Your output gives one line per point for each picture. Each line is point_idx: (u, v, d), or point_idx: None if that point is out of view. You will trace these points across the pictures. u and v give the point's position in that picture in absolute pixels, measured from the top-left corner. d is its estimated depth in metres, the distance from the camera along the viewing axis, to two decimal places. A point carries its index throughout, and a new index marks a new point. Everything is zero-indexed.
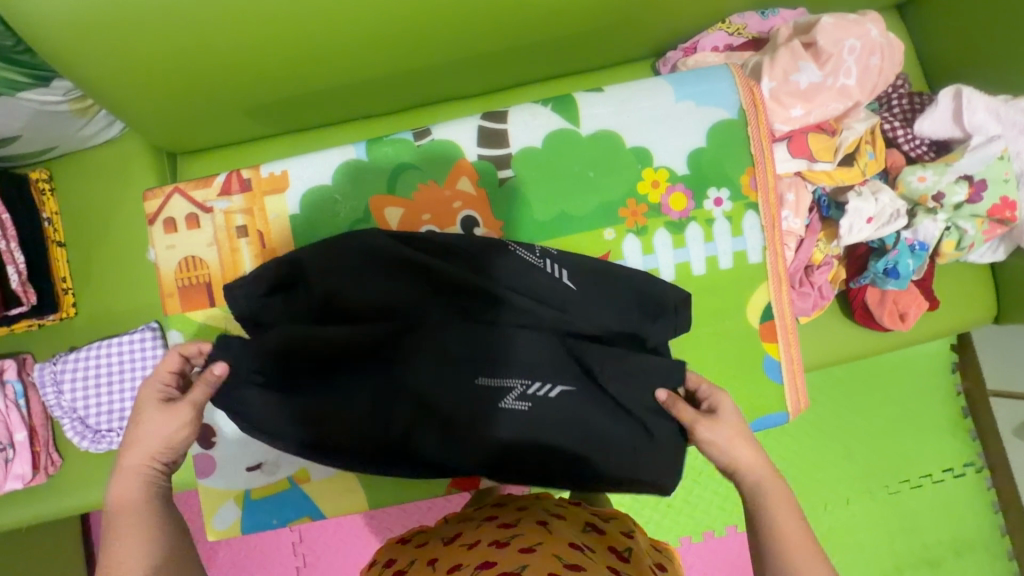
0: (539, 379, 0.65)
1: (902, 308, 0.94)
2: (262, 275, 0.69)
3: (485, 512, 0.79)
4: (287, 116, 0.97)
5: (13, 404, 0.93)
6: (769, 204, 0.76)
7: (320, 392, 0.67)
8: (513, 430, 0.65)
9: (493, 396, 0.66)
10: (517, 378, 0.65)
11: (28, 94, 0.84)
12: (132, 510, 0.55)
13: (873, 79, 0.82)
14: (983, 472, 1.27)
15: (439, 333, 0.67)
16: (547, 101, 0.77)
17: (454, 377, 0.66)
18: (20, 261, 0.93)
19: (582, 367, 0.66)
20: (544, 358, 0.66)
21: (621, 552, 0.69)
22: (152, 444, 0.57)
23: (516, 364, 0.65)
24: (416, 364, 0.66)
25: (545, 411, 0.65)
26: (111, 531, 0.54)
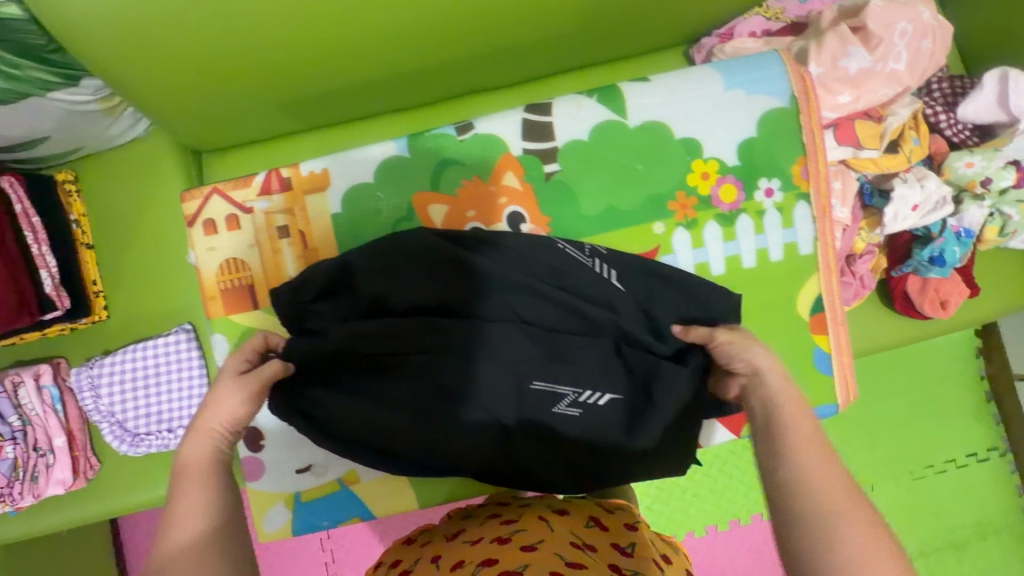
0: (589, 387, 0.65)
1: (943, 295, 0.92)
2: (310, 277, 0.69)
3: (491, 506, 0.77)
4: (316, 113, 0.94)
5: (50, 409, 0.92)
6: (821, 194, 0.75)
7: (362, 395, 0.66)
8: (557, 436, 0.66)
9: (544, 403, 0.65)
10: (570, 386, 0.65)
11: (59, 94, 0.82)
12: (200, 466, 0.55)
13: (924, 63, 0.81)
14: (1006, 456, 1.27)
15: (492, 339, 0.66)
16: (592, 91, 0.76)
17: (508, 381, 0.65)
18: (52, 264, 0.91)
19: (629, 377, 0.66)
20: (596, 365, 0.66)
21: (625, 548, 0.67)
22: (227, 408, 0.58)
23: (570, 372, 0.65)
24: (474, 370, 0.65)
25: (593, 418, 0.65)
26: (180, 484, 0.53)
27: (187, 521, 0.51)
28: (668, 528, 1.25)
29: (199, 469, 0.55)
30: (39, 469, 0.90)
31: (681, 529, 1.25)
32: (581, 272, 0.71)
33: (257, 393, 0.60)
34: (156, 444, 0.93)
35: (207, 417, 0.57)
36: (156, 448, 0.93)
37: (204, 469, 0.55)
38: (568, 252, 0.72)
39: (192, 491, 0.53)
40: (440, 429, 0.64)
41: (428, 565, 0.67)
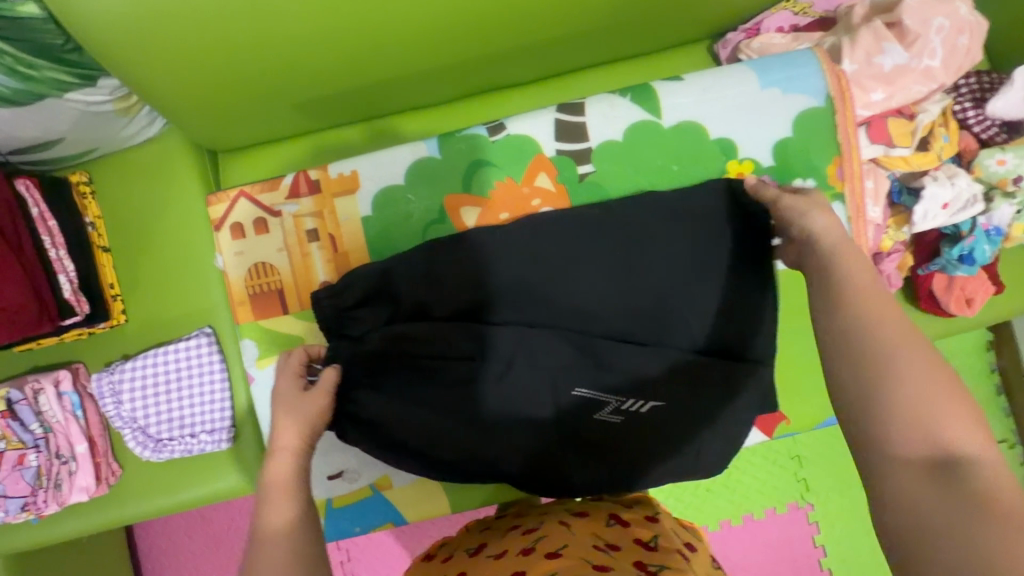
0: (634, 396, 0.67)
1: (969, 293, 0.91)
2: (347, 284, 0.70)
3: (509, 520, 0.75)
4: (334, 112, 0.92)
5: (71, 415, 0.91)
6: (857, 195, 0.75)
7: (408, 401, 0.68)
8: (601, 438, 0.70)
9: (587, 409, 0.68)
10: (613, 395, 0.67)
11: (74, 95, 0.80)
12: (289, 488, 0.55)
13: (959, 59, 0.81)
14: (1016, 448, 1.26)
15: (539, 345, 0.68)
16: (626, 91, 0.76)
17: (549, 387, 0.68)
18: (71, 269, 0.89)
19: (677, 384, 0.67)
20: (640, 374, 0.67)
21: (648, 541, 0.64)
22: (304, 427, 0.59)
23: (618, 377, 0.67)
24: (517, 376, 0.68)
25: (635, 423, 0.68)
26: (269, 501, 0.54)
27: (285, 538, 0.52)
28: None
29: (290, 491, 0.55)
30: (62, 477, 0.89)
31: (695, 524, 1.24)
32: (635, 270, 0.70)
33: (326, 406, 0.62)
34: (178, 449, 0.92)
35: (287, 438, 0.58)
36: (179, 454, 0.92)
37: (294, 491, 0.55)
38: (616, 251, 0.71)
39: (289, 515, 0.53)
40: (491, 433, 0.69)
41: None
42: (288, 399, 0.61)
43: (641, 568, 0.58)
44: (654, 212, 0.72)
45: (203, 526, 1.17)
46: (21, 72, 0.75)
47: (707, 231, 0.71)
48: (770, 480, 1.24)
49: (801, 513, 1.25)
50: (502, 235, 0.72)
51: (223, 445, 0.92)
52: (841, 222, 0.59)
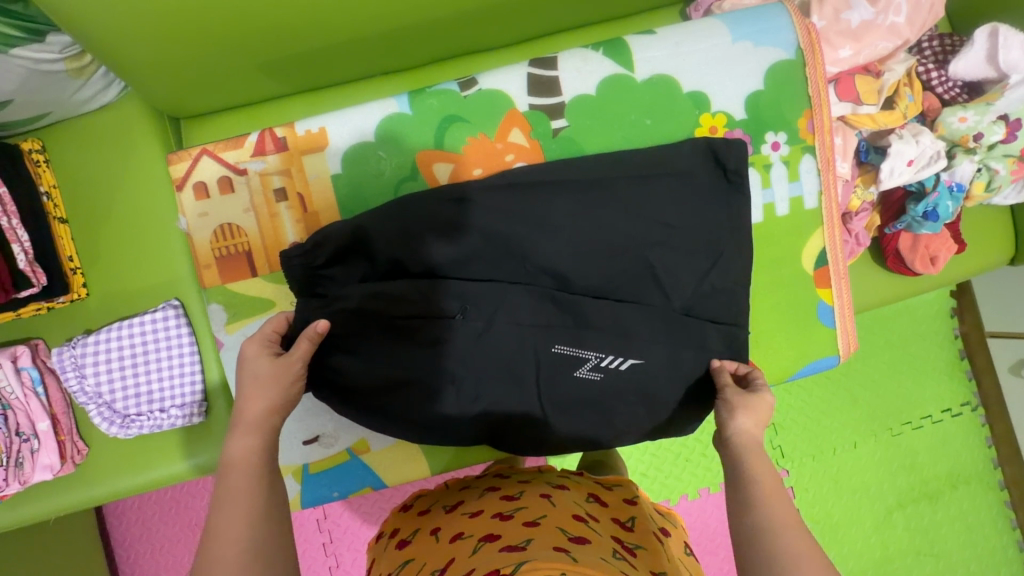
0: (612, 352, 0.68)
1: (933, 252, 0.94)
2: (320, 241, 0.69)
3: (487, 482, 0.78)
4: (302, 75, 0.89)
5: (31, 392, 0.87)
6: (825, 147, 0.78)
7: (385, 359, 0.68)
8: (581, 397, 0.69)
9: (567, 367, 0.68)
10: (593, 351, 0.67)
11: (22, 51, 0.76)
12: (246, 467, 0.58)
13: (922, 16, 0.83)
14: (977, 410, 1.31)
15: (521, 301, 0.68)
16: (598, 45, 0.77)
17: (530, 345, 0.67)
18: (25, 239, 0.85)
19: (651, 340, 0.68)
20: (618, 331, 0.68)
21: (626, 522, 0.70)
22: (265, 402, 0.61)
23: (595, 335, 0.67)
24: (496, 334, 0.67)
25: (614, 380, 0.69)
26: (223, 480, 0.57)
27: (226, 533, 0.53)
28: (661, 492, 1.25)
29: (247, 469, 0.57)
30: (23, 455, 0.86)
31: (674, 492, 1.25)
32: (614, 227, 0.70)
33: (300, 372, 0.63)
34: (147, 425, 0.89)
35: (247, 412, 0.60)
36: (147, 429, 0.89)
37: (251, 467, 0.58)
38: (596, 206, 0.70)
39: (237, 502, 0.55)
40: (470, 390, 0.68)
41: (428, 536, 0.69)
42: (260, 370, 0.62)
43: (620, 543, 0.64)
44: (631, 170, 0.72)
45: (178, 512, 1.14)
46: None
47: (684, 186, 0.72)
48: None
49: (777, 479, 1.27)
50: (481, 191, 0.70)
51: (194, 420, 0.89)
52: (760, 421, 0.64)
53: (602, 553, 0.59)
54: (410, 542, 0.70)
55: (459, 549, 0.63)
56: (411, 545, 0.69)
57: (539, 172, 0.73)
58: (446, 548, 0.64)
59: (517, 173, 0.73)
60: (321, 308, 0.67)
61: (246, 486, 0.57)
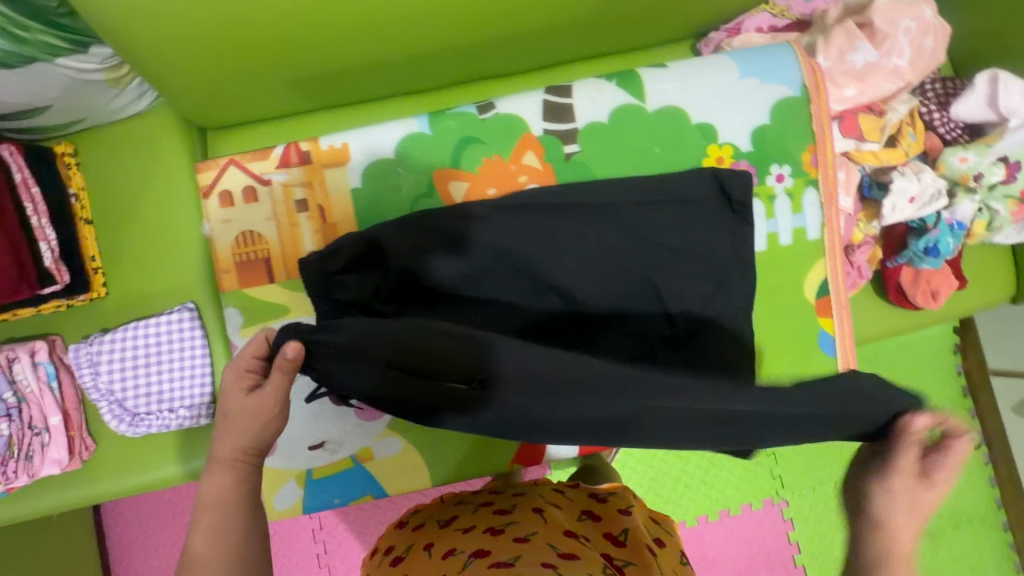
0: (706, 394, 0.44)
1: (934, 287, 0.95)
2: (333, 249, 0.67)
3: (482, 496, 0.79)
4: (326, 92, 0.93)
5: (46, 386, 0.89)
6: (829, 181, 0.80)
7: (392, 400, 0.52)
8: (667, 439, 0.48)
9: (629, 443, 0.51)
10: (682, 436, 0.48)
11: (66, 61, 0.80)
12: (220, 508, 0.58)
13: (925, 60, 0.86)
14: (980, 448, 1.31)
15: (565, 357, 0.45)
16: (611, 76, 0.81)
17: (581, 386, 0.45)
18: (52, 237, 0.88)
19: (774, 415, 0.46)
20: (710, 417, 0.46)
21: (618, 537, 0.71)
22: (241, 441, 0.59)
23: (680, 409, 0.45)
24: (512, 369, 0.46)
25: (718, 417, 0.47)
26: (198, 519, 0.58)
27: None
28: None
29: (217, 514, 0.58)
30: (34, 448, 0.87)
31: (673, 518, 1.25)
32: (621, 250, 0.71)
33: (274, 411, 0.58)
34: (156, 424, 0.91)
35: (223, 450, 0.59)
36: (156, 428, 0.91)
37: (222, 512, 0.58)
38: (601, 229, 0.72)
39: (209, 546, 0.57)
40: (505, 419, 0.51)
41: (420, 553, 0.69)
42: (233, 408, 0.59)
43: (609, 561, 0.65)
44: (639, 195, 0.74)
45: (177, 516, 1.14)
46: (12, 32, 0.75)
47: (688, 212, 0.74)
48: (743, 473, 1.26)
49: (776, 509, 1.27)
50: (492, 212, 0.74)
51: (201, 421, 0.92)
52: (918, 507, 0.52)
53: (592, 570, 0.60)
54: (403, 560, 0.70)
55: (449, 566, 0.64)
56: (405, 562, 0.70)
57: (552, 194, 0.75)
58: (437, 566, 0.65)
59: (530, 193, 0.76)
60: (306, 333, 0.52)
61: (219, 527, 0.58)
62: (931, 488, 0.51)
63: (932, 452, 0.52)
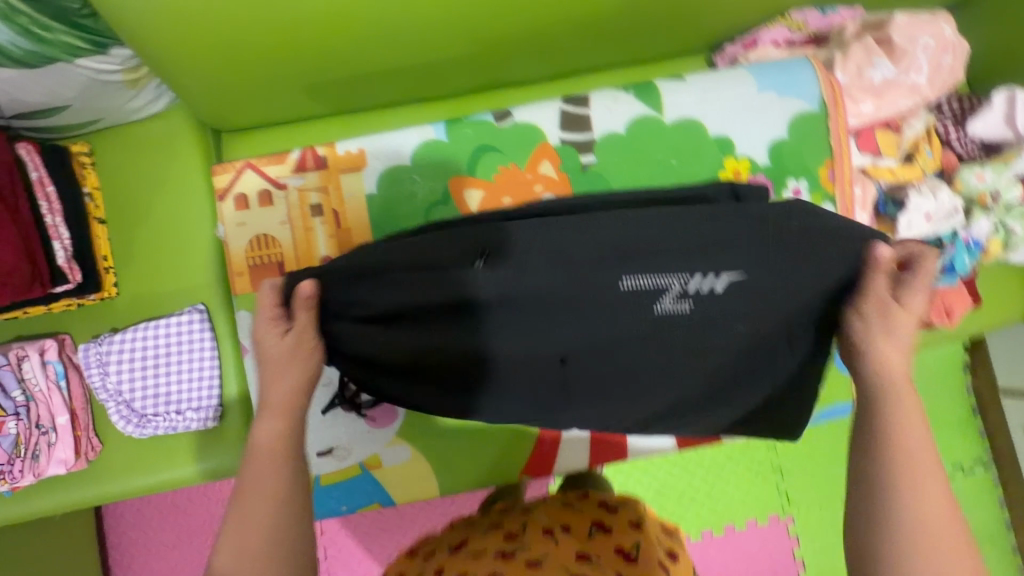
0: (703, 269, 0.49)
1: (948, 303, 0.94)
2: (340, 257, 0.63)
3: (491, 518, 0.78)
4: (342, 97, 0.93)
5: (54, 386, 0.89)
6: (846, 197, 0.79)
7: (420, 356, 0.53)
8: (672, 339, 0.51)
9: (636, 307, 0.50)
10: (676, 274, 0.49)
11: (85, 62, 0.81)
12: (269, 459, 0.53)
13: (942, 77, 0.86)
14: (989, 468, 1.29)
15: (565, 274, 0.49)
16: (629, 88, 0.81)
17: (581, 291, 0.49)
18: (65, 236, 0.88)
19: (765, 248, 0.49)
20: (697, 240, 0.49)
21: (630, 553, 0.68)
22: (288, 387, 0.54)
23: (677, 296, 0.50)
24: (520, 287, 0.49)
25: (713, 307, 0.51)
26: (245, 472, 0.53)
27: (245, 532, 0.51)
28: None
29: (275, 462, 0.53)
30: (40, 448, 0.87)
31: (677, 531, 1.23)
32: None
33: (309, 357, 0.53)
34: (163, 425, 0.90)
35: (271, 396, 0.54)
36: (163, 430, 0.90)
37: (269, 463, 0.53)
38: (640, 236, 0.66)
39: (259, 496, 0.52)
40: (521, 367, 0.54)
41: None
42: (272, 352, 0.53)
43: None
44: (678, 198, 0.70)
45: (178, 518, 1.14)
46: (35, 33, 0.76)
47: None
48: (749, 487, 1.25)
49: (782, 526, 1.25)
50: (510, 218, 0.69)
51: (208, 424, 0.91)
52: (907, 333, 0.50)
53: None
54: None
55: None
56: None
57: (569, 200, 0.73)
58: None
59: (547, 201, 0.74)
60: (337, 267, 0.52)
61: (267, 479, 0.52)
62: (909, 308, 0.49)
63: (902, 279, 0.50)
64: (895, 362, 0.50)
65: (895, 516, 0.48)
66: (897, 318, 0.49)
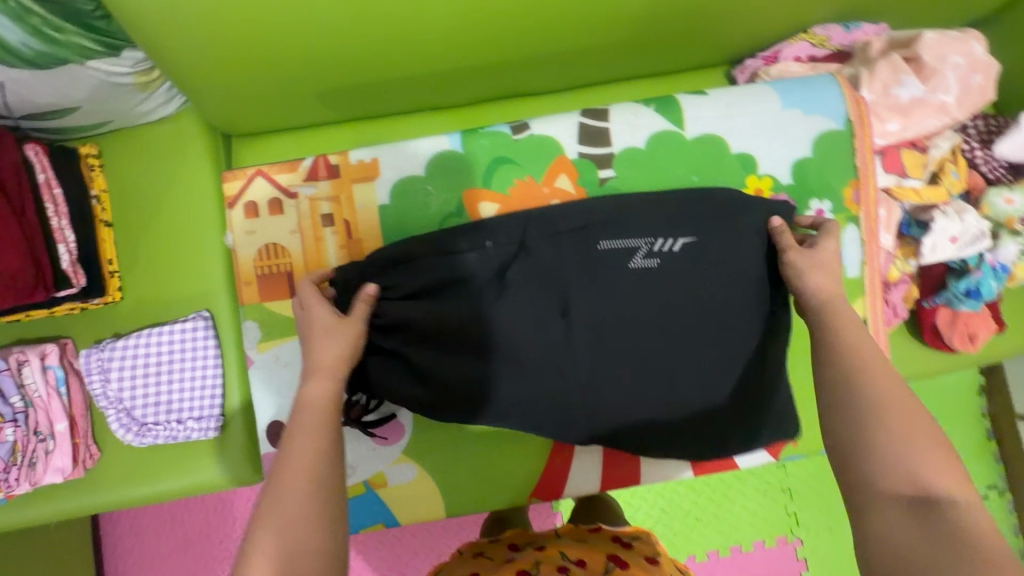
0: (662, 235, 0.71)
1: (971, 329, 0.92)
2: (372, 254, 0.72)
3: (503, 551, 0.76)
4: (354, 103, 0.92)
5: (54, 391, 0.87)
6: (871, 218, 0.79)
7: (438, 325, 0.70)
8: (642, 290, 0.70)
9: (620, 259, 0.70)
10: (643, 237, 0.71)
11: (97, 64, 0.79)
12: (322, 406, 0.59)
13: (973, 98, 0.84)
14: (1004, 495, 1.25)
15: (568, 247, 0.71)
16: (650, 102, 0.79)
17: (579, 253, 0.71)
18: (70, 240, 0.86)
19: (701, 222, 0.72)
20: (665, 214, 0.72)
21: None
22: (339, 348, 0.63)
23: (648, 252, 0.71)
24: (530, 250, 0.71)
25: (671, 263, 0.71)
26: (297, 418, 0.58)
27: (296, 466, 0.54)
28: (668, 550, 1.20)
29: (322, 410, 0.59)
30: (37, 455, 0.85)
31: (682, 552, 1.20)
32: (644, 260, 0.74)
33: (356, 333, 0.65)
34: (163, 435, 0.88)
35: (322, 357, 0.62)
36: (163, 439, 0.88)
37: (320, 410, 0.59)
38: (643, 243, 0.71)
39: (310, 435, 0.57)
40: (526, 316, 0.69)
41: None
42: (327, 322, 0.65)
43: None
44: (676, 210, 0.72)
45: (174, 525, 1.12)
46: (47, 34, 0.74)
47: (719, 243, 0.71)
48: (757, 508, 1.21)
49: (790, 548, 1.22)
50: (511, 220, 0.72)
51: (209, 434, 0.89)
52: (831, 274, 0.67)
53: None
54: None
55: None
56: None
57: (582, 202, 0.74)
58: None
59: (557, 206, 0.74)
60: (383, 254, 0.72)
61: (318, 424, 0.58)
62: (819, 251, 0.69)
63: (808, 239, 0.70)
64: (834, 298, 0.65)
65: (873, 440, 0.54)
66: (815, 261, 0.68)
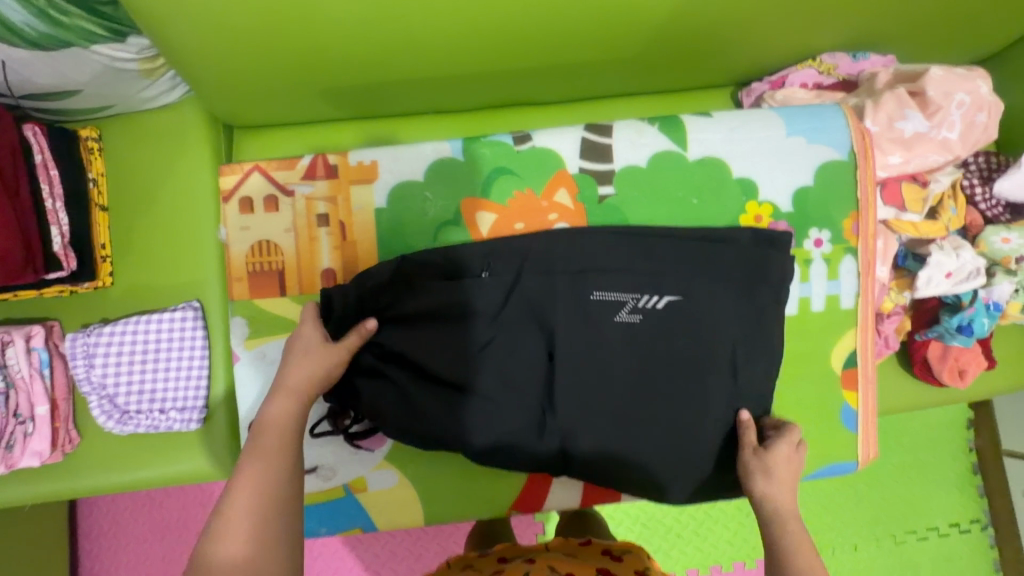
0: (647, 291, 0.71)
1: (962, 365, 0.91)
2: (372, 271, 0.73)
3: (491, 564, 0.76)
4: (357, 103, 0.91)
5: (37, 373, 0.86)
6: (868, 250, 0.79)
7: (427, 352, 0.71)
8: (625, 341, 0.71)
9: (606, 312, 0.71)
10: (630, 293, 0.71)
11: (101, 48, 0.79)
12: (283, 427, 0.60)
13: (975, 135, 0.84)
14: (986, 530, 1.25)
15: (562, 290, 0.71)
16: (654, 120, 0.79)
17: (568, 299, 0.71)
18: (64, 223, 0.86)
19: (689, 276, 0.72)
20: (650, 269, 0.72)
21: None
22: (310, 372, 0.64)
23: (631, 305, 0.71)
24: (521, 288, 0.71)
25: (653, 321, 0.71)
26: (258, 437, 0.59)
27: (254, 483, 0.55)
28: None
29: (281, 431, 0.60)
30: (15, 437, 0.84)
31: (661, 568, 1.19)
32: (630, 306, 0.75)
33: (337, 359, 0.66)
34: (144, 424, 0.88)
35: (291, 378, 0.64)
36: (144, 428, 0.88)
37: (280, 431, 0.60)
38: (634, 292, 0.71)
39: (269, 454, 0.58)
40: (508, 348, 0.71)
41: None
42: (309, 344, 0.66)
43: None
44: (669, 258, 0.72)
45: (151, 511, 1.11)
46: (52, 16, 0.73)
47: (710, 290, 0.72)
48: (738, 529, 1.21)
49: None
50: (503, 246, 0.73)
51: (191, 426, 0.88)
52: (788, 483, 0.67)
53: None
54: None
55: None
56: None
57: (577, 230, 0.74)
58: None
59: (560, 232, 0.74)
60: (384, 271, 0.73)
61: (277, 444, 0.59)
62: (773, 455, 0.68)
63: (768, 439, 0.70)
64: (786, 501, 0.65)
65: None
66: (782, 462, 0.68)
